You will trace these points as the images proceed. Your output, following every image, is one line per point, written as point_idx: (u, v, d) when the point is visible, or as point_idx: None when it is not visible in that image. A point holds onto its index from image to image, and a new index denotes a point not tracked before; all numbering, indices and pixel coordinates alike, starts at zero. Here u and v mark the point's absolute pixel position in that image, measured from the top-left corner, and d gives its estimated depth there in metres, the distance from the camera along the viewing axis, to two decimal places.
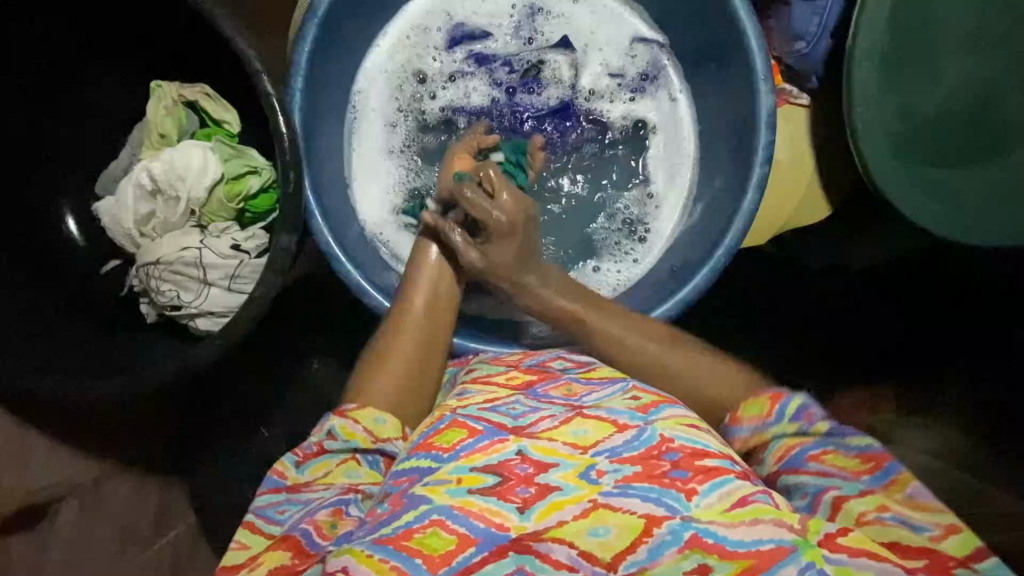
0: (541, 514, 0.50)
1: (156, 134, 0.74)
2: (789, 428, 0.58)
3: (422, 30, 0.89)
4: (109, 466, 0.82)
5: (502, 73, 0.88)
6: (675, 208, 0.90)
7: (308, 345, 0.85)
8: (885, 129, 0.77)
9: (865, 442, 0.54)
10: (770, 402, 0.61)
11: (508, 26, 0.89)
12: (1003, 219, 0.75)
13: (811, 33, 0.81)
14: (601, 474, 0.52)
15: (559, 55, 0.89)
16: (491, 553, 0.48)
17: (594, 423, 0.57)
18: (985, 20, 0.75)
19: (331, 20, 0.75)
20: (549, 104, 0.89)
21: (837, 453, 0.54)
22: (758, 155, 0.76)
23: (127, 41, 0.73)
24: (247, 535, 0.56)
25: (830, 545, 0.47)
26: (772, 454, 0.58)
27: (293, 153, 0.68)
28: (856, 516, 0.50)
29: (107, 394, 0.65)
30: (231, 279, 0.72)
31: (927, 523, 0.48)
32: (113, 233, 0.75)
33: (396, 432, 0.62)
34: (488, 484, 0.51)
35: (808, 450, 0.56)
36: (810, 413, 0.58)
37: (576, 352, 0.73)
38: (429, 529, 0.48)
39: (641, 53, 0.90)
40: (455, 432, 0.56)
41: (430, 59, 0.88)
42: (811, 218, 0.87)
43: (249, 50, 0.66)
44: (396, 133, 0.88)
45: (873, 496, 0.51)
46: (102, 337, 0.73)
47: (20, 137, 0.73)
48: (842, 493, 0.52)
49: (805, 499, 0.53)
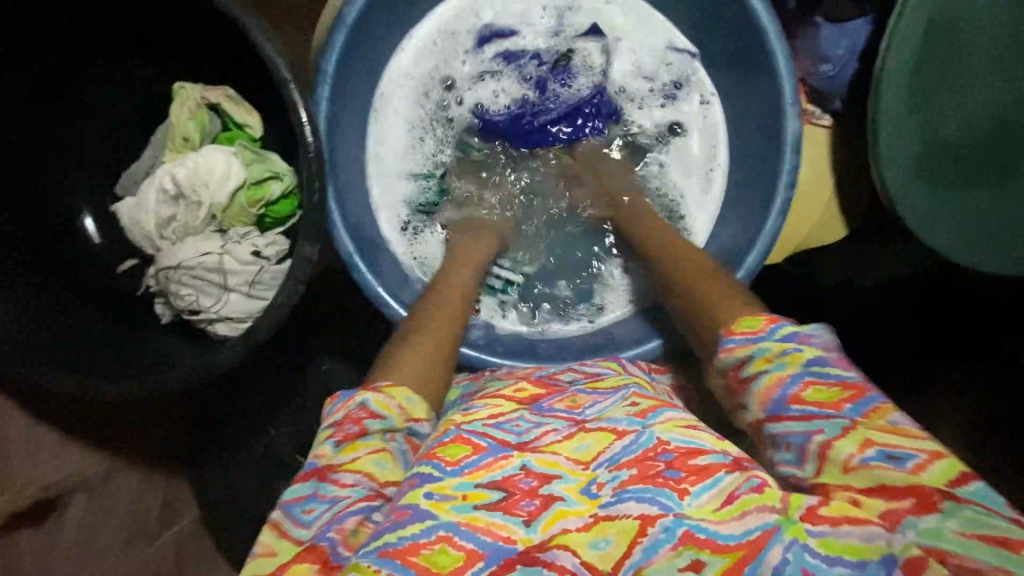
0: (547, 524, 0.47)
1: (179, 138, 0.76)
2: (774, 347, 0.53)
3: (449, 32, 0.85)
4: (120, 459, 0.92)
5: (531, 67, 0.85)
6: (703, 216, 0.87)
7: (323, 346, 0.94)
8: (907, 153, 0.76)
9: (840, 370, 0.50)
10: (765, 321, 0.55)
11: (539, 27, 0.85)
12: (1007, 246, 0.75)
13: (838, 56, 0.79)
14: (602, 487, 0.49)
15: (589, 42, 0.85)
16: (500, 566, 0.46)
17: (595, 436, 0.53)
18: (1011, 46, 0.74)
19: (362, 23, 0.73)
20: (581, 94, 0.85)
21: (817, 385, 0.49)
22: (781, 179, 0.74)
23: (128, 40, 0.81)
24: (273, 541, 0.48)
25: (811, 518, 0.45)
26: (755, 398, 0.52)
27: (319, 162, 0.65)
28: (842, 463, 0.46)
29: (120, 392, 0.70)
30: (251, 285, 0.71)
31: (912, 450, 0.45)
32: (133, 234, 0.75)
33: (425, 415, 0.57)
34: (491, 500, 0.48)
35: (790, 389, 0.50)
36: (806, 335, 0.52)
37: (587, 365, 0.70)
38: (437, 545, 0.45)
39: (674, 61, 0.86)
40: (459, 447, 0.51)
41: (458, 62, 0.85)
42: (826, 240, 0.85)
43: (276, 56, 0.64)
44: (416, 131, 0.84)
45: (855, 431, 0.47)
46: (118, 334, 0.80)
47: (19, 139, 0.80)
48: (827, 436, 0.47)
49: (791, 450, 0.49)
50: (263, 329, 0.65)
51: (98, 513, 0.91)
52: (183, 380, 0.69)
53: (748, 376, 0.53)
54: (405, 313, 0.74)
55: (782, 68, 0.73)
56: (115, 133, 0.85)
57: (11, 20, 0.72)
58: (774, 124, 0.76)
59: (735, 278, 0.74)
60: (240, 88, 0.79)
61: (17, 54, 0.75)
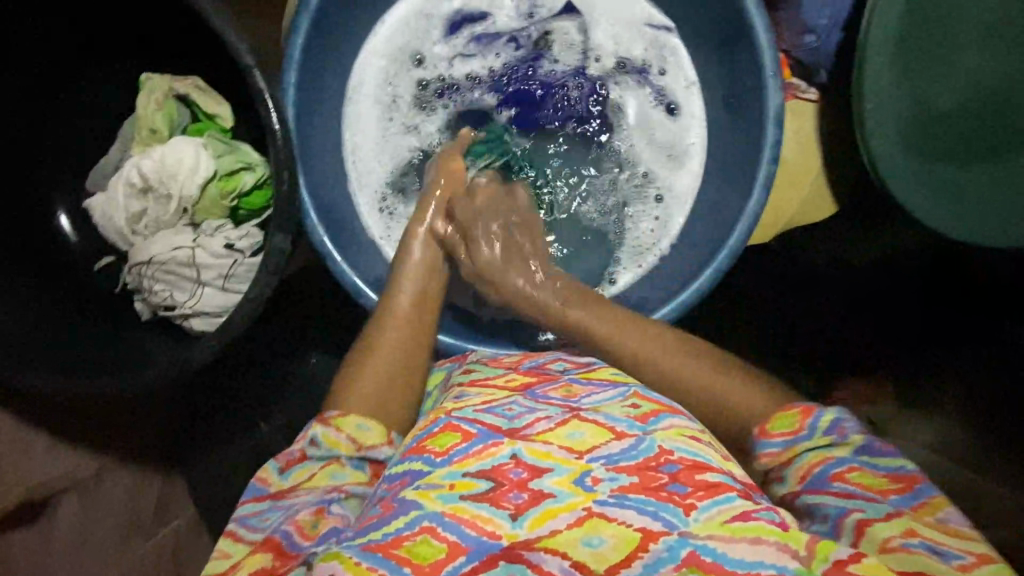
0: (536, 521, 0.45)
1: (146, 131, 0.75)
2: (819, 441, 0.54)
3: (425, 10, 0.83)
4: (110, 460, 0.92)
5: (508, 50, 0.83)
6: (693, 178, 0.84)
7: (307, 340, 0.93)
8: (895, 127, 0.74)
9: (889, 463, 0.52)
10: (800, 415, 0.55)
11: (509, 6, 0.83)
12: (1003, 221, 0.73)
13: (822, 26, 0.76)
14: (598, 482, 0.48)
15: (566, 23, 0.83)
16: (482, 562, 0.44)
17: (590, 427, 0.52)
18: (999, 12, 0.72)
19: (327, 8, 0.71)
20: (564, 71, 0.83)
21: (863, 472, 0.51)
22: (765, 153, 0.72)
23: (129, 41, 0.78)
24: (229, 544, 0.50)
25: (839, 573, 0.42)
26: (794, 471, 0.54)
27: (288, 150, 0.64)
28: (881, 542, 0.46)
29: (97, 392, 0.69)
30: (225, 279, 0.70)
31: (958, 551, 0.45)
32: (105, 230, 0.74)
33: (381, 440, 0.57)
34: (479, 490, 0.47)
35: (834, 468, 0.52)
36: (842, 427, 0.54)
37: (576, 354, 0.69)
38: (419, 536, 0.44)
39: (649, 35, 0.84)
40: (449, 436, 0.52)
41: (430, 45, 0.83)
42: (816, 216, 0.83)
43: (238, 41, 0.62)
44: (392, 118, 0.83)
45: (900, 520, 0.47)
46: (98, 333, 0.79)
47: (21, 137, 0.79)
48: (866, 516, 0.48)
49: (827, 521, 0.49)
50: (237, 320, 0.64)
51: (93, 513, 0.91)
52: (162, 377, 0.69)
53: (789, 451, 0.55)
54: None
55: (761, 39, 0.71)
56: (103, 134, 0.83)
57: (11, 21, 0.71)
58: (756, 99, 0.74)
59: (715, 260, 0.73)
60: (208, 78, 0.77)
61: (17, 54, 0.74)
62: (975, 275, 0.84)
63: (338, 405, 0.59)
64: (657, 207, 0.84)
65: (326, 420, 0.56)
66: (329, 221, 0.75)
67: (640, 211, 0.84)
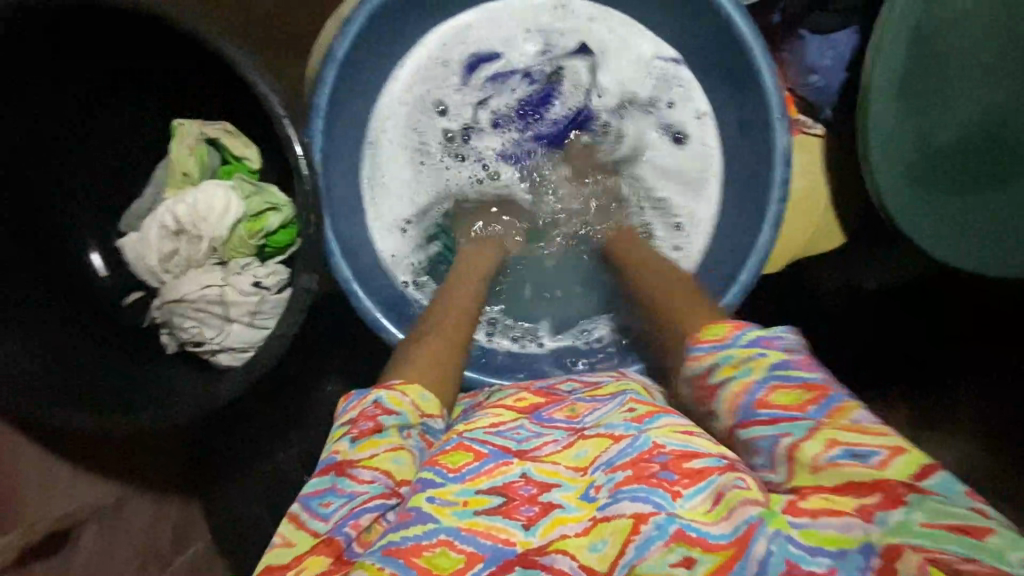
0: (547, 528, 0.48)
1: (178, 173, 0.78)
2: (740, 353, 0.55)
3: (443, 48, 0.86)
4: (133, 487, 0.95)
5: (524, 86, 0.86)
6: (710, 199, 0.87)
7: (328, 369, 0.94)
8: (900, 162, 0.76)
9: (803, 373, 0.52)
10: (730, 328, 0.58)
11: (521, 44, 0.87)
12: (1004, 252, 0.75)
13: (826, 66, 0.79)
14: (599, 490, 0.49)
15: (578, 59, 0.87)
16: (499, 568, 0.46)
17: (593, 441, 0.54)
18: (999, 53, 0.74)
19: (353, 56, 0.75)
20: (575, 107, 0.87)
21: (782, 389, 0.51)
22: (774, 193, 0.74)
23: (155, 85, 0.83)
24: (291, 531, 0.50)
25: (793, 511, 0.45)
26: (723, 401, 0.54)
27: (315, 195, 0.66)
28: (809, 464, 0.47)
29: (129, 429, 0.71)
30: (253, 316, 0.73)
31: (874, 447, 0.45)
32: (136, 267, 0.77)
33: (437, 411, 0.59)
34: (492, 505, 0.49)
35: (757, 395, 0.52)
36: (770, 342, 0.54)
37: (586, 376, 0.70)
38: (438, 548, 0.46)
39: (657, 64, 0.87)
40: (461, 454, 0.52)
41: (449, 79, 0.86)
42: (824, 246, 0.85)
43: (270, 91, 0.65)
44: (415, 151, 0.86)
45: (820, 432, 0.47)
46: (126, 366, 0.82)
47: (20, 146, 0.79)
48: (794, 439, 0.48)
49: (762, 455, 0.50)
50: (265, 358, 0.66)
51: (111, 542, 0.92)
52: (192, 412, 0.70)
53: (717, 383, 0.55)
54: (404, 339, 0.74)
55: (768, 84, 0.74)
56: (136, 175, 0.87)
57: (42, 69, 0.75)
58: (764, 139, 0.76)
59: (728, 294, 0.75)
60: (235, 121, 0.80)
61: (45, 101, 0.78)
62: (971, 297, 0.88)
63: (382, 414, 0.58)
64: (676, 233, 0.87)
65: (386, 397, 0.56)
66: (356, 263, 0.78)
67: (657, 238, 0.87)
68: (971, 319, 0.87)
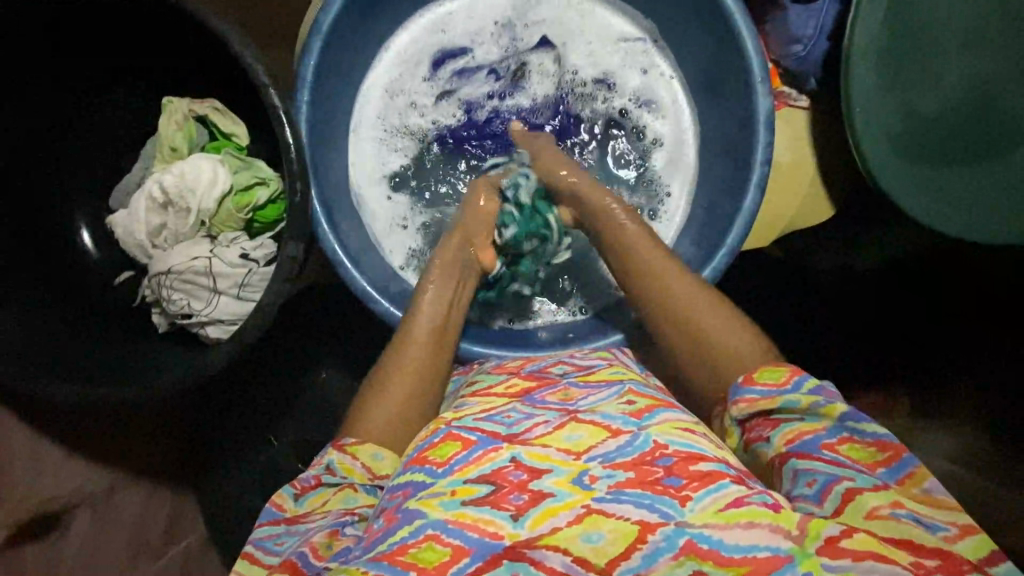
0: (535, 521, 0.46)
1: (166, 148, 0.79)
2: (802, 400, 0.54)
3: (413, 45, 0.88)
4: (120, 474, 0.93)
5: (491, 82, 0.87)
6: (685, 185, 0.89)
7: (320, 352, 0.94)
8: (884, 129, 0.77)
9: (876, 429, 0.52)
10: (789, 372, 0.56)
11: (489, 38, 0.88)
12: (991, 218, 0.75)
13: (807, 36, 0.80)
14: (595, 480, 0.48)
15: (542, 54, 0.88)
16: (486, 562, 0.44)
17: (587, 428, 0.53)
18: (981, 19, 0.74)
19: (338, 30, 0.76)
20: (539, 99, 0.88)
21: (852, 442, 0.51)
22: (757, 156, 0.75)
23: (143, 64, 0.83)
24: (246, 566, 0.52)
25: (832, 551, 0.43)
26: (780, 435, 0.53)
27: (300, 163, 0.67)
28: (868, 510, 0.46)
29: (115, 400, 0.71)
30: (240, 288, 0.74)
31: (942, 522, 0.46)
32: (126, 243, 0.78)
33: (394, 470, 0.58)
34: (480, 494, 0.47)
35: (824, 437, 0.52)
36: (830, 390, 0.54)
37: (576, 358, 0.70)
38: (424, 543, 0.45)
39: (629, 52, 0.89)
40: (449, 445, 0.52)
41: (420, 76, 0.87)
42: (813, 219, 0.85)
43: (253, 59, 0.66)
44: (387, 145, 0.87)
45: (885, 491, 0.48)
46: (115, 343, 0.82)
47: (20, 146, 0.82)
48: (855, 485, 0.48)
49: (813, 486, 0.49)
50: (250, 326, 0.66)
51: (101, 526, 0.92)
52: (177, 383, 0.70)
53: (778, 418, 0.55)
54: (390, 308, 0.75)
55: (749, 54, 0.74)
56: (126, 154, 0.88)
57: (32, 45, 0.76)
58: (745, 104, 0.77)
59: (713, 259, 0.75)
60: (223, 98, 0.81)
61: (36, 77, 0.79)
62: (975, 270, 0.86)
63: (354, 432, 0.59)
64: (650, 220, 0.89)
65: (342, 446, 0.58)
66: (346, 233, 0.78)
67: None
68: (972, 297, 0.86)
